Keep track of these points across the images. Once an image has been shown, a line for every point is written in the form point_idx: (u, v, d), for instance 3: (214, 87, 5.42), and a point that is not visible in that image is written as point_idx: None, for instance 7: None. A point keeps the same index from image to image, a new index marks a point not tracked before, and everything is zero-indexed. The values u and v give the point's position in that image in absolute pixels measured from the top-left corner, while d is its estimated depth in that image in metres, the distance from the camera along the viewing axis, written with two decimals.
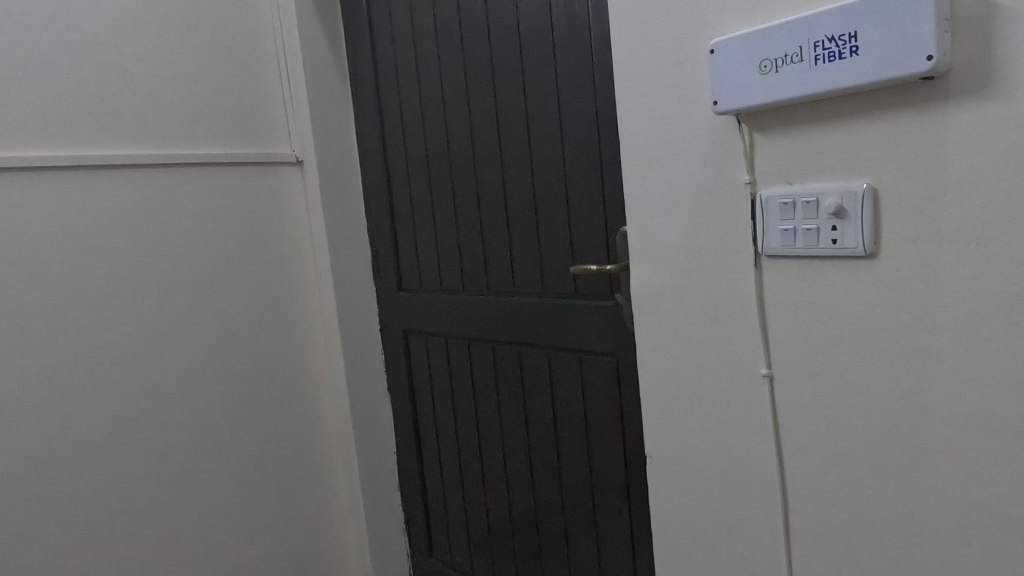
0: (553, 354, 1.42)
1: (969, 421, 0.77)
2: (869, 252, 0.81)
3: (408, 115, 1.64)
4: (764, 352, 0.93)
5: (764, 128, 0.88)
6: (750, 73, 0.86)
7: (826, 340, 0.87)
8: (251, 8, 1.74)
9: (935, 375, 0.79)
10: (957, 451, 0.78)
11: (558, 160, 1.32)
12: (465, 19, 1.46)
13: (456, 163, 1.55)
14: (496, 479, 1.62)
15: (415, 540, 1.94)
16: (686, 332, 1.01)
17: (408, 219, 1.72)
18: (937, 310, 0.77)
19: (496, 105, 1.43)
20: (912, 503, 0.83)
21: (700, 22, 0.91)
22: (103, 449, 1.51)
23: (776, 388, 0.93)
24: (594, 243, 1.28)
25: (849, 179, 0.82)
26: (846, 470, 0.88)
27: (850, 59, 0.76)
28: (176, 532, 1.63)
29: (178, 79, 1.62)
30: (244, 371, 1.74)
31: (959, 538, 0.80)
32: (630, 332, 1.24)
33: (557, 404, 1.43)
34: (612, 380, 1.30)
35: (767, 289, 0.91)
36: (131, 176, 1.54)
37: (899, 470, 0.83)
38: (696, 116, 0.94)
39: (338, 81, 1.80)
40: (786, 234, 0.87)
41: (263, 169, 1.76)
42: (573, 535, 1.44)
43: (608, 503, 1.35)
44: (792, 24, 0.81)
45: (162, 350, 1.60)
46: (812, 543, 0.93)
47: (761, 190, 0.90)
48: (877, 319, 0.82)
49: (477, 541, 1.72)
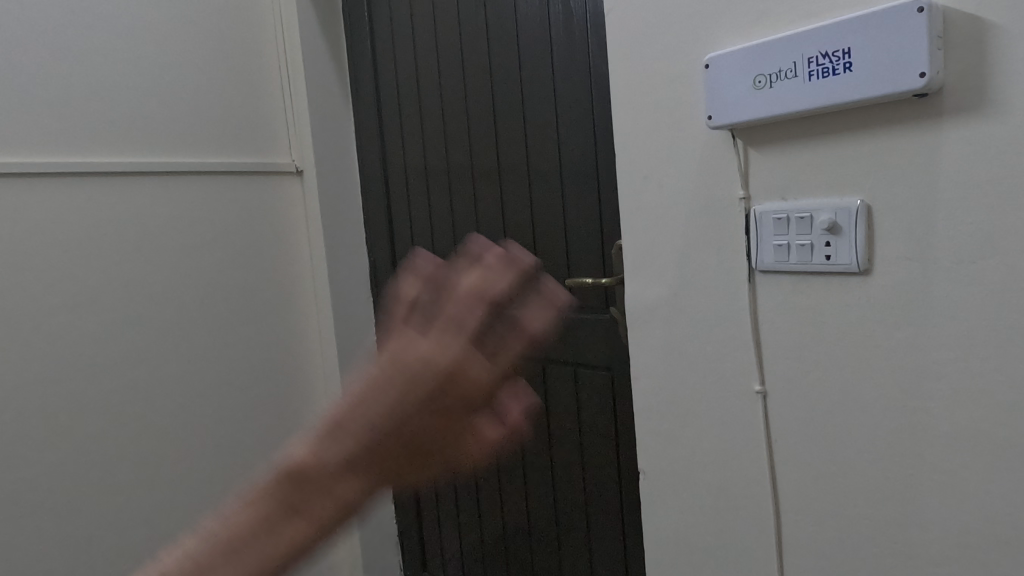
0: (548, 367, 1.41)
1: (961, 442, 0.76)
2: (862, 269, 0.80)
3: (408, 129, 1.65)
4: (758, 369, 0.92)
5: (757, 143, 0.88)
6: (742, 89, 0.86)
7: (819, 356, 0.86)
8: (255, 20, 1.76)
9: (926, 394, 0.78)
10: (948, 470, 0.77)
11: (555, 175, 1.32)
12: (465, 34, 1.47)
13: (455, 176, 1.55)
14: (491, 495, 1.61)
15: (409, 552, 1.92)
16: (679, 347, 1.01)
17: (406, 233, 1.72)
18: (931, 329, 0.76)
19: (496, 119, 1.43)
20: (905, 522, 0.81)
21: (692, 39, 0.92)
22: (97, 455, 1.51)
23: (768, 405, 0.92)
24: (589, 258, 1.28)
25: (842, 195, 0.81)
26: (838, 488, 0.86)
27: (843, 76, 0.76)
28: (168, 537, 1.63)
29: (181, 90, 1.63)
30: (240, 379, 1.74)
31: (950, 557, 0.79)
32: (626, 346, 1.23)
33: (552, 415, 1.42)
34: (607, 393, 1.29)
35: (761, 306, 0.91)
36: (132, 184, 1.56)
37: (892, 489, 0.82)
38: (689, 132, 0.94)
39: (338, 92, 1.80)
40: (779, 250, 0.86)
41: (263, 178, 1.76)
42: (565, 548, 1.43)
43: (602, 518, 1.34)
44: (784, 41, 0.80)
45: (157, 356, 1.60)
46: (806, 564, 0.91)
47: (756, 206, 0.89)
48: (869, 337, 0.81)
49: (470, 553, 1.70)
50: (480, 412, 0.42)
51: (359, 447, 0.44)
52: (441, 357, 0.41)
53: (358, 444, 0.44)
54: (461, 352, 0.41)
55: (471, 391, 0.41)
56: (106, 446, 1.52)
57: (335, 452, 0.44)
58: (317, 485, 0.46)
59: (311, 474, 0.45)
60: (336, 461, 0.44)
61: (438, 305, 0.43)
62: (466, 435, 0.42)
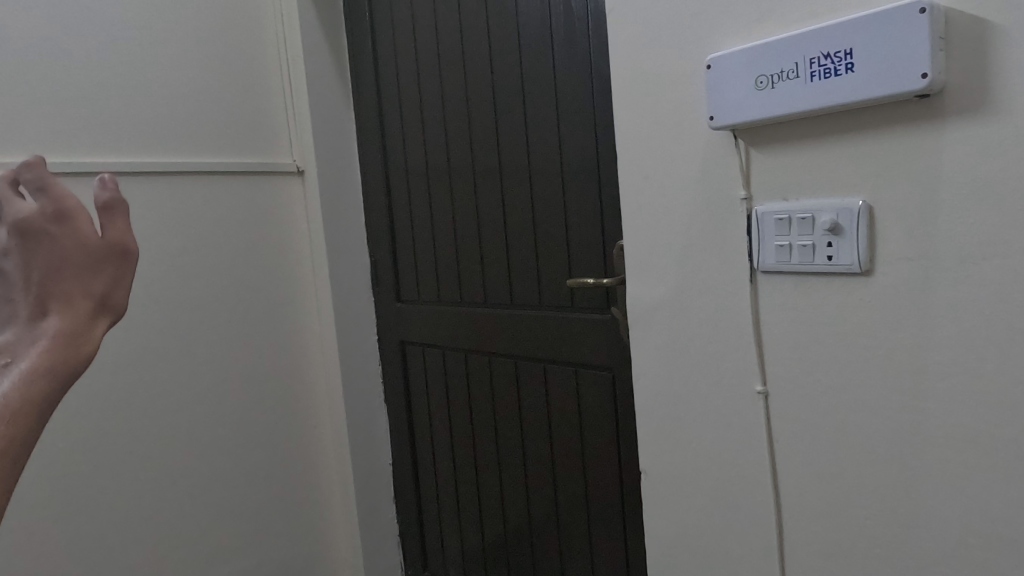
0: (550, 366, 1.41)
1: (964, 444, 0.76)
2: (864, 269, 0.80)
3: (409, 128, 1.65)
4: (761, 370, 0.92)
5: (759, 143, 0.88)
6: (744, 89, 0.86)
7: (821, 357, 0.86)
8: (256, 19, 1.76)
9: (929, 395, 0.77)
10: (950, 471, 0.77)
11: (556, 175, 1.32)
12: (466, 34, 1.47)
13: (456, 176, 1.55)
14: (492, 494, 1.61)
15: (410, 551, 1.92)
16: (680, 347, 1.01)
17: (407, 232, 1.72)
18: (933, 330, 0.76)
19: (497, 118, 1.43)
20: (907, 523, 0.81)
21: (694, 39, 0.92)
22: (98, 454, 1.52)
23: (771, 405, 0.92)
24: (590, 258, 1.28)
25: (844, 196, 0.81)
26: (840, 488, 0.86)
27: (845, 76, 0.76)
28: (168, 536, 1.63)
29: (182, 90, 1.63)
30: (241, 379, 1.74)
31: (952, 558, 0.78)
32: (627, 346, 1.24)
33: (553, 414, 1.42)
34: (608, 393, 1.29)
35: (763, 306, 0.91)
36: (133, 185, 1.56)
37: (894, 490, 0.82)
38: (691, 132, 0.94)
39: (339, 91, 1.80)
40: (781, 250, 0.86)
41: (265, 178, 1.77)
42: (566, 547, 1.43)
43: (603, 518, 1.34)
44: (786, 41, 0.80)
45: (158, 355, 1.61)
46: (807, 564, 0.91)
47: (757, 206, 0.89)
48: (872, 338, 0.81)
49: (471, 553, 1.70)
50: (85, 232, 0.59)
51: (35, 293, 0.58)
52: (19, 226, 0.58)
53: (26, 311, 0.58)
54: (39, 210, 0.58)
55: (54, 212, 0.59)
56: (106, 446, 1.53)
57: (45, 317, 0.58)
58: (14, 346, 0.57)
59: (13, 344, 0.57)
60: (27, 315, 0.58)
61: (4, 223, 0.59)
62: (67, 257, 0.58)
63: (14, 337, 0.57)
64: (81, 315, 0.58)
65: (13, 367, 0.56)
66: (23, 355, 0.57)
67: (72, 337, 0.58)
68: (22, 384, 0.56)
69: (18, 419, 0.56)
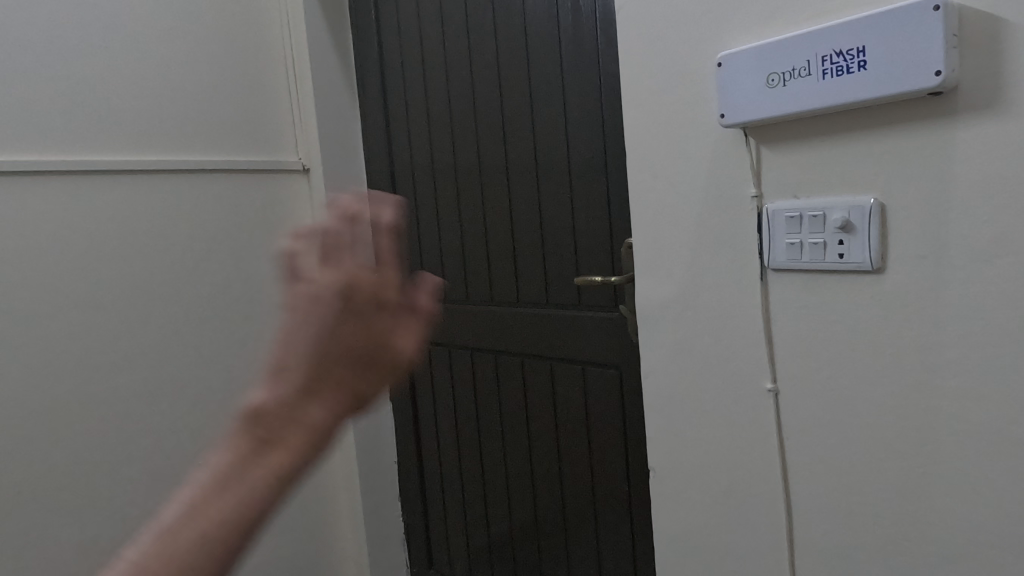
0: (556, 365, 1.41)
1: (974, 441, 0.76)
2: (875, 267, 0.80)
3: (415, 126, 1.65)
4: (770, 368, 0.92)
5: (769, 141, 0.88)
6: (755, 87, 0.86)
7: (830, 355, 0.86)
8: (261, 18, 1.76)
9: (939, 393, 0.78)
10: (959, 469, 0.78)
11: (564, 173, 1.32)
12: (472, 33, 1.47)
13: (462, 174, 1.55)
14: (498, 493, 1.61)
15: (415, 550, 1.92)
16: (689, 345, 1.01)
17: (413, 231, 1.72)
18: (944, 327, 0.76)
19: (504, 116, 1.43)
20: (916, 520, 0.82)
21: (704, 38, 0.92)
22: (103, 452, 1.52)
23: (780, 403, 0.92)
24: (598, 257, 1.28)
25: (855, 194, 0.81)
26: (850, 486, 0.87)
27: (857, 74, 0.76)
28: None
29: (188, 89, 1.63)
30: (247, 377, 1.74)
31: (961, 556, 0.79)
32: (634, 345, 1.24)
33: (559, 413, 1.42)
34: (615, 391, 1.29)
35: (773, 304, 0.91)
36: (139, 182, 1.56)
37: (904, 488, 0.82)
38: (701, 130, 0.94)
39: (345, 91, 1.80)
40: (791, 248, 0.86)
41: (270, 176, 1.77)
42: (573, 546, 1.43)
43: (610, 516, 1.34)
44: (798, 38, 0.80)
45: (165, 354, 1.61)
46: (816, 563, 0.91)
47: (768, 204, 0.89)
48: (882, 336, 0.81)
49: (477, 551, 1.71)
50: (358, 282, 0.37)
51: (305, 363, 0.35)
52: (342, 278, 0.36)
53: (291, 385, 0.35)
54: (377, 277, 0.37)
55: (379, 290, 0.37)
56: (113, 444, 1.53)
57: (313, 402, 0.35)
58: (272, 431, 0.35)
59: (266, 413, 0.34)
60: (292, 390, 0.35)
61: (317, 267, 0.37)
62: (401, 335, 0.38)
63: (271, 410, 0.35)
64: (328, 424, 0.35)
65: (247, 480, 0.34)
66: (273, 455, 0.34)
67: (331, 442, 0.36)
68: (225, 509, 0.33)
69: (202, 554, 0.32)
